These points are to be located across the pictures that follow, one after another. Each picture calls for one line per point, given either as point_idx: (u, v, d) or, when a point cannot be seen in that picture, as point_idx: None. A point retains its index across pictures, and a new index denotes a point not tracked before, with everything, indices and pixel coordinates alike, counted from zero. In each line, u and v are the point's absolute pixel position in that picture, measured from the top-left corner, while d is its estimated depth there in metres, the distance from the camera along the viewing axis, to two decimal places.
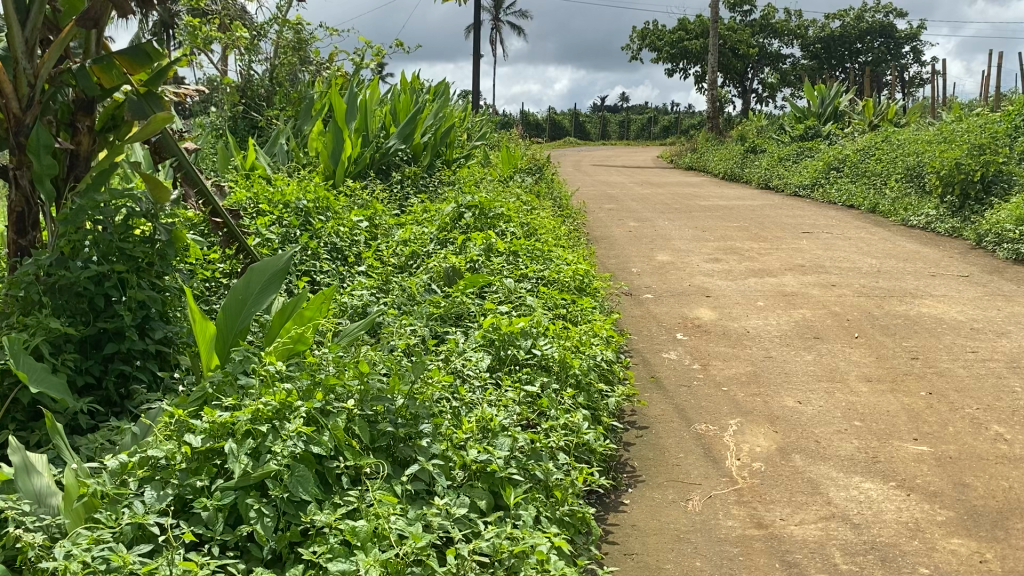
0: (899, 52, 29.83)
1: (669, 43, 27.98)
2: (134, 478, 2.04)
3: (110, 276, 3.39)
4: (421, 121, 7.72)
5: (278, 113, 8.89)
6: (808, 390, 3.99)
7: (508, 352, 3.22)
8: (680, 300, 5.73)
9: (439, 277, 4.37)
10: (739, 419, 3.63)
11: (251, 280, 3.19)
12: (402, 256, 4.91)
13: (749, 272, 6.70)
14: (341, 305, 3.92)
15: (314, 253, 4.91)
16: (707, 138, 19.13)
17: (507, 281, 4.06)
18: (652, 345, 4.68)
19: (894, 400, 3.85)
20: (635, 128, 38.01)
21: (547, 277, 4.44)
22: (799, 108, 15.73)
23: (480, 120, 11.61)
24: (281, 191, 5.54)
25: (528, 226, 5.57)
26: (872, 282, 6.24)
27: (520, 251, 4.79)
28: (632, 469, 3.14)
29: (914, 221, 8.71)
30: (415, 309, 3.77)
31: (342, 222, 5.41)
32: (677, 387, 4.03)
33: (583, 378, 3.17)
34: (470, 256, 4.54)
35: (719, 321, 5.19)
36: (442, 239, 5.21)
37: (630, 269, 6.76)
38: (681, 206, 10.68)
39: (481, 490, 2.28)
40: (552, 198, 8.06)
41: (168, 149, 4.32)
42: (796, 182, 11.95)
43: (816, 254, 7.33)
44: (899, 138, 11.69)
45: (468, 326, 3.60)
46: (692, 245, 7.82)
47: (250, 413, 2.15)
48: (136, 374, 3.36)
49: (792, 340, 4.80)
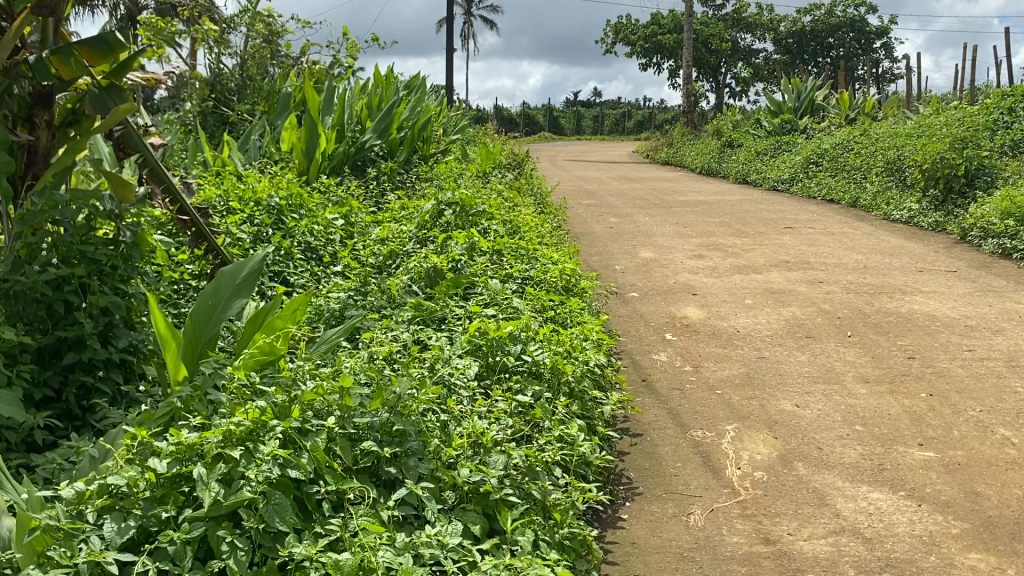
0: (870, 47, 29.94)
1: (642, 38, 27.93)
2: (91, 508, 1.85)
3: (71, 281, 3.16)
4: (397, 116, 7.51)
5: (250, 108, 8.64)
6: (805, 393, 3.85)
7: (496, 359, 3.04)
8: (667, 298, 5.59)
9: (420, 277, 4.18)
10: (736, 424, 3.48)
11: (218, 286, 2.99)
12: (380, 256, 4.73)
13: (734, 269, 6.56)
14: (316, 309, 3.76)
15: (288, 254, 4.73)
16: (683, 133, 19.07)
17: (493, 282, 3.88)
18: (641, 346, 4.52)
19: (894, 402, 3.72)
20: (610, 124, 37.97)
21: (534, 277, 4.27)
22: (775, 103, 15.66)
23: (456, 116, 11.42)
24: (253, 188, 5.33)
25: (511, 223, 5.38)
26: (861, 279, 6.12)
27: (503, 250, 4.61)
28: (629, 481, 2.98)
29: (896, 215, 8.63)
30: (396, 314, 3.61)
31: (317, 220, 5.22)
32: (670, 391, 3.86)
33: (576, 386, 3.00)
34: (453, 255, 4.36)
35: (707, 320, 5.05)
36: (422, 238, 5.03)
37: (613, 267, 6.60)
38: (661, 201, 10.56)
39: (475, 514, 2.11)
40: (532, 194, 7.88)
41: (131, 144, 4.14)
42: (775, 177, 11.87)
43: (801, 250, 7.22)
44: (878, 131, 11.64)
45: (452, 329, 3.43)
46: (675, 241, 7.69)
47: (220, 434, 1.96)
48: (99, 386, 3.15)
49: (784, 339, 4.66)
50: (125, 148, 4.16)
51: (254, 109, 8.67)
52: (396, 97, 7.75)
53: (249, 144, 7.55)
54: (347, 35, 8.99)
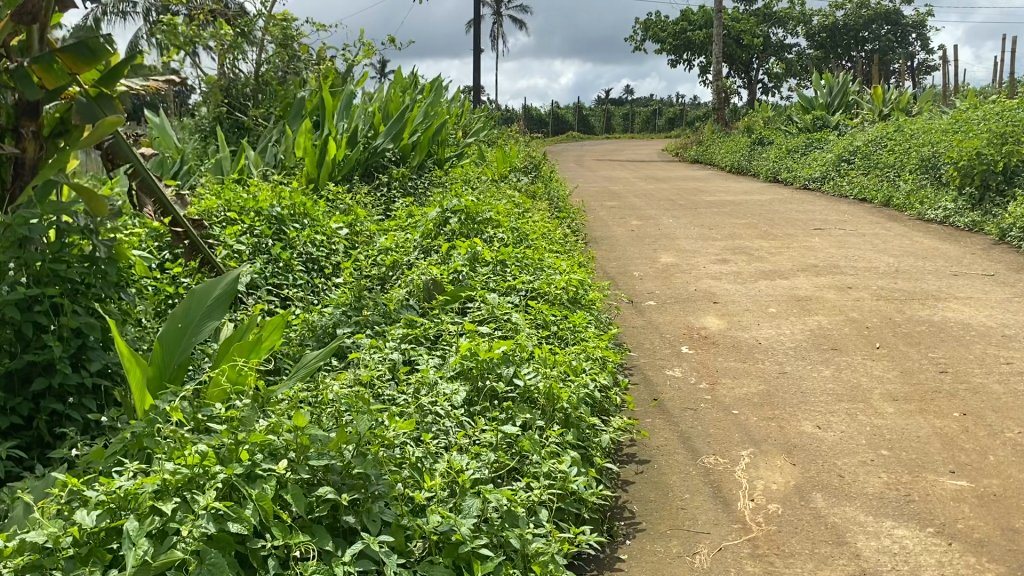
0: (906, 40, 29.31)
1: (672, 35, 27.56)
2: (8, 569, 1.63)
3: (41, 301, 3.00)
4: (410, 120, 7.30)
5: (264, 113, 8.49)
6: (827, 413, 3.59)
7: (487, 383, 2.84)
8: (685, 307, 5.34)
9: (418, 291, 3.99)
10: (752, 450, 3.24)
11: (190, 306, 2.80)
12: (382, 267, 4.54)
13: (758, 274, 6.29)
14: (307, 327, 3.63)
15: (287, 266, 4.56)
16: (712, 130, 18.73)
17: (491, 297, 3.67)
18: (654, 361, 4.29)
19: (924, 423, 3.45)
20: (640, 122, 37.60)
21: (536, 289, 4.07)
22: (806, 99, 15.30)
23: (476, 118, 11.21)
24: (255, 197, 5.14)
25: (519, 231, 5.17)
26: (891, 284, 5.83)
27: (508, 260, 4.40)
28: (631, 516, 2.75)
29: (931, 215, 8.30)
30: (388, 332, 3.43)
31: (319, 231, 5.04)
32: (682, 411, 3.62)
33: (572, 413, 2.77)
34: (455, 266, 4.17)
35: (727, 332, 4.79)
36: (426, 248, 4.82)
37: (632, 274, 6.35)
38: (686, 202, 10.28)
39: (442, 568, 1.90)
40: (549, 197, 7.65)
41: (121, 153, 3.96)
42: (806, 175, 11.54)
43: (830, 253, 6.92)
44: (912, 127, 11.26)
45: (445, 349, 3.23)
46: (698, 245, 7.42)
47: (156, 483, 1.77)
48: (70, 413, 2.97)
49: (808, 351, 4.40)
50: (113, 157, 3.98)
51: (270, 115, 8.53)
52: (409, 101, 7.54)
53: (262, 151, 7.38)
54: (363, 37, 8.83)
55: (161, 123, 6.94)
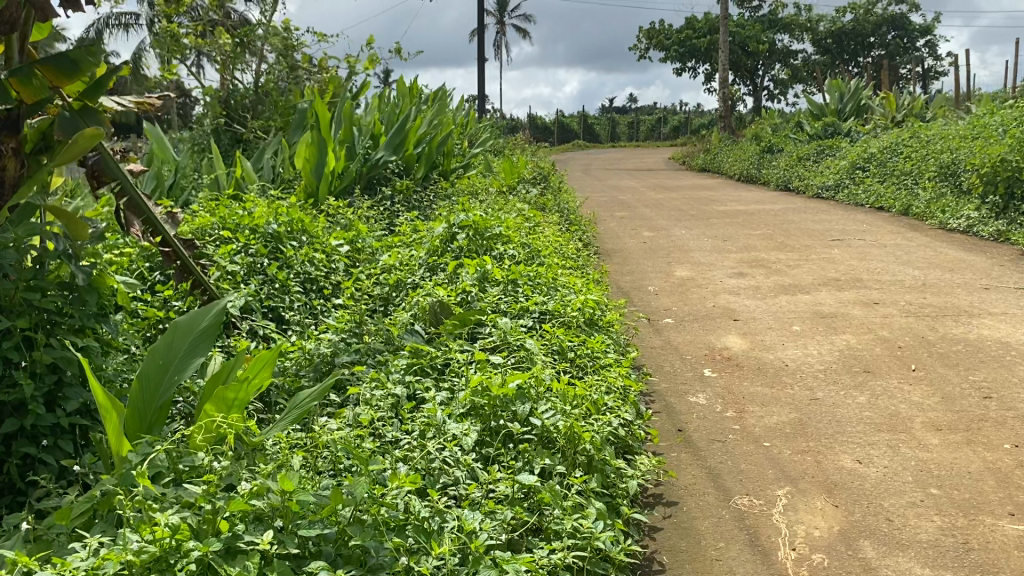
0: (913, 45, 29.03)
1: (677, 42, 27.33)
2: None
3: (12, 334, 2.75)
4: (413, 129, 7.01)
5: (264, 125, 8.26)
6: (866, 445, 3.32)
7: (500, 423, 2.58)
8: (704, 325, 5.07)
9: (423, 315, 3.74)
10: (788, 489, 2.97)
11: (172, 339, 2.53)
12: (385, 287, 4.31)
13: (779, 288, 6.02)
14: (304, 356, 3.39)
15: (283, 287, 4.31)
16: (720, 138, 18.46)
17: (502, 321, 3.41)
18: (676, 387, 4.01)
19: (974, 457, 3.17)
20: (645, 130, 37.37)
21: (551, 311, 3.81)
22: (817, 105, 15.02)
23: (482, 128, 10.98)
24: (251, 213, 4.89)
25: (529, 248, 4.90)
26: (919, 299, 5.55)
27: (519, 280, 4.13)
28: (660, 569, 2.50)
29: (953, 224, 8.02)
30: (391, 362, 3.18)
31: (318, 248, 4.79)
32: (710, 444, 3.36)
33: (595, 456, 2.51)
34: (463, 287, 3.92)
35: (750, 353, 4.52)
36: (432, 266, 4.56)
37: (646, 289, 6.09)
38: (698, 212, 10.02)
39: None
40: (558, 209, 7.39)
41: (108, 172, 3.72)
42: (819, 184, 11.26)
43: (851, 266, 6.65)
44: (929, 133, 10.99)
45: (453, 381, 2.98)
46: (714, 257, 7.15)
47: (117, 563, 1.57)
48: (43, 457, 2.71)
49: (839, 375, 4.12)
50: (100, 178, 3.73)
51: (270, 126, 8.30)
52: (413, 111, 7.27)
53: (262, 164, 7.15)
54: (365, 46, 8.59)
55: (158, 135, 6.73)
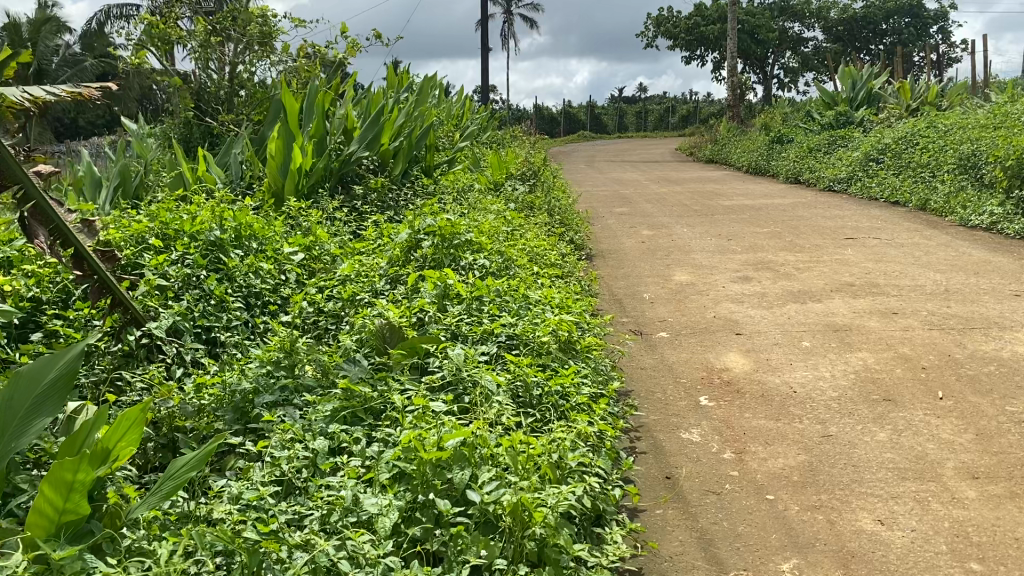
0: (926, 31, 28.32)
1: (684, 30, 26.68)
2: None
3: None
4: (388, 122, 6.46)
5: (236, 117, 7.73)
6: (890, 499, 2.78)
7: (430, 496, 2.06)
8: (703, 340, 4.53)
9: (370, 340, 3.22)
10: (796, 561, 2.45)
11: (13, 396, 2.15)
12: (338, 302, 3.79)
13: (787, 295, 5.48)
14: (226, 393, 2.89)
15: (221, 304, 3.82)
16: (728, 127, 17.85)
17: (454, 352, 2.90)
18: (667, 419, 3.48)
19: (1021, 517, 2.63)
20: (654, 120, 36.69)
21: (519, 335, 3.26)
22: (828, 94, 14.40)
23: (475, 121, 10.42)
24: (193, 217, 4.37)
25: (505, 255, 4.36)
26: (943, 309, 4.99)
27: (486, 295, 3.60)
28: None
29: (976, 221, 7.44)
30: (319, 403, 2.67)
31: (267, 256, 4.28)
32: (702, 496, 2.85)
33: (549, 543, 2.00)
34: (418, 305, 3.41)
35: (754, 374, 3.97)
36: (393, 277, 4.04)
37: (641, 296, 5.54)
38: (701, 207, 9.47)
39: None
40: (548, 208, 6.84)
41: (8, 172, 3.09)
42: (831, 176, 10.67)
43: (867, 268, 6.09)
44: (946, 123, 10.39)
45: (387, 430, 2.47)
46: (717, 259, 6.60)
47: None
48: None
49: (856, 404, 3.57)
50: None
51: (244, 119, 7.74)
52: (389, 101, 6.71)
53: (230, 160, 6.62)
54: (345, 32, 8.02)
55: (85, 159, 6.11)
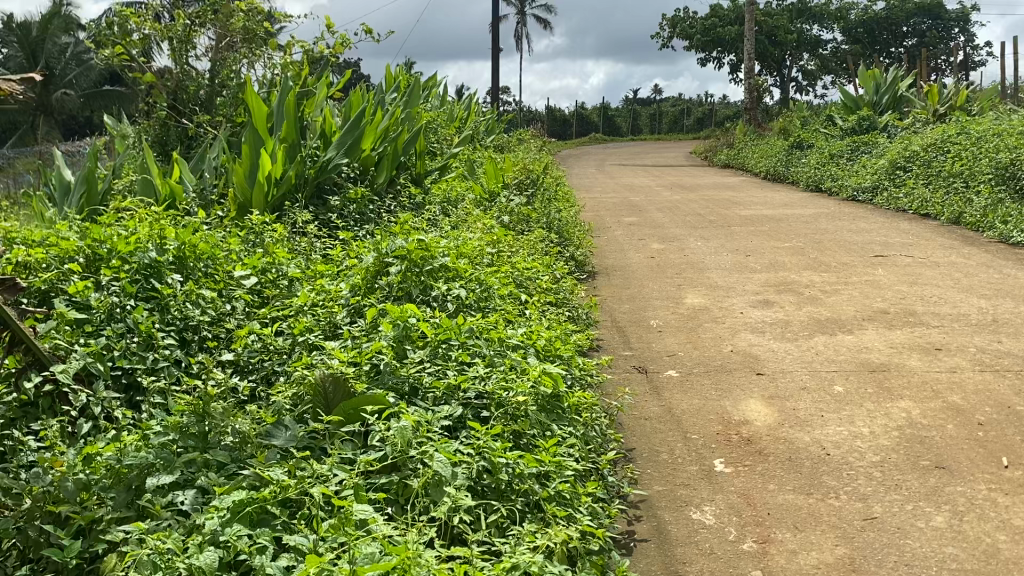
0: (948, 34, 27.59)
1: (701, 31, 25.93)
2: None
3: None
4: (370, 125, 5.87)
5: (215, 118, 7.15)
6: None
7: None
8: (718, 382, 3.91)
9: (309, 396, 2.63)
10: None
11: None
12: (285, 340, 3.20)
13: (813, 323, 4.86)
14: (118, 470, 2.29)
15: (148, 340, 3.24)
16: (744, 131, 17.19)
17: (402, 421, 2.29)
18: (673, 491, 2.87)
19: None
20: (668, 122, 36.02)
21: (490, 393, 2.64)
22: (850, 97, 13.72)
23: (477, 124, 9.81)
24: (127, 235, 3.78)
25: (487, 283, 3.75)
26: (994, 345, 4.34)
27: (456, 338, 2.99)
28: None
29: (1017, 238, 6.79)
30: (223, 493, 2.08)
31: (211, 282, 3.68)
32: None
33: None
34: (372, 349, 2.81)
35: (779, 430, 3.35)
36: (353, 309, 3.45)
37: (648, 324, 4.93)
38: (716, 217, 8.84)
39: None
40: (546, 221, 6.23)
41: None
42: (855, 185, 10.03)
43: (901, 292, 5.46)
44: (979, 129, 9.73)
45: (302, 540, 1.87)
46: (734, 278, 5.98)
47: None
48: None
49: (902, 474, 2.94)
50: None
51: (224, 120, 7.16)
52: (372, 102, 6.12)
53: (202, 166, 6.04)
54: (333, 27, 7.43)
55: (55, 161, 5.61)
